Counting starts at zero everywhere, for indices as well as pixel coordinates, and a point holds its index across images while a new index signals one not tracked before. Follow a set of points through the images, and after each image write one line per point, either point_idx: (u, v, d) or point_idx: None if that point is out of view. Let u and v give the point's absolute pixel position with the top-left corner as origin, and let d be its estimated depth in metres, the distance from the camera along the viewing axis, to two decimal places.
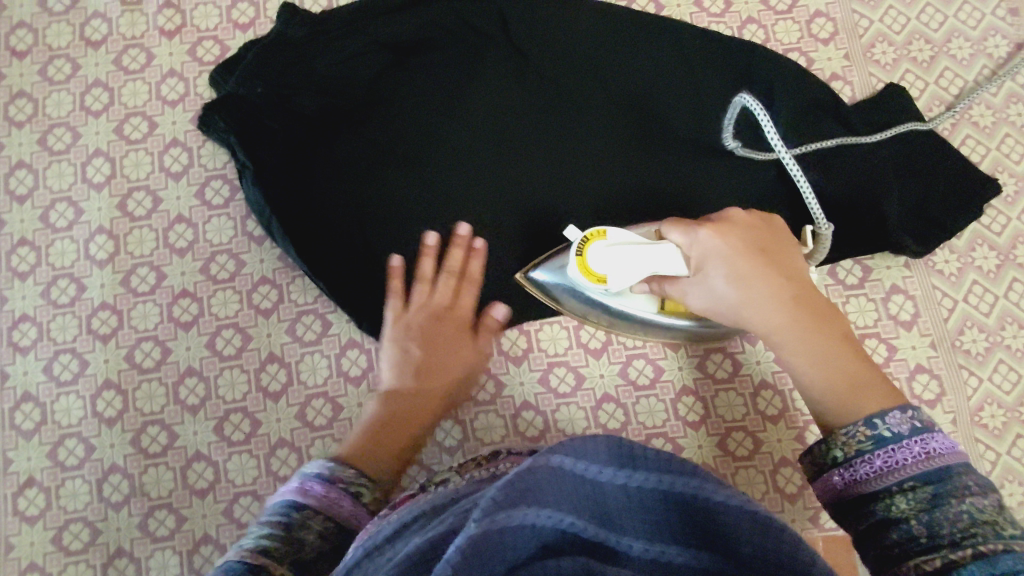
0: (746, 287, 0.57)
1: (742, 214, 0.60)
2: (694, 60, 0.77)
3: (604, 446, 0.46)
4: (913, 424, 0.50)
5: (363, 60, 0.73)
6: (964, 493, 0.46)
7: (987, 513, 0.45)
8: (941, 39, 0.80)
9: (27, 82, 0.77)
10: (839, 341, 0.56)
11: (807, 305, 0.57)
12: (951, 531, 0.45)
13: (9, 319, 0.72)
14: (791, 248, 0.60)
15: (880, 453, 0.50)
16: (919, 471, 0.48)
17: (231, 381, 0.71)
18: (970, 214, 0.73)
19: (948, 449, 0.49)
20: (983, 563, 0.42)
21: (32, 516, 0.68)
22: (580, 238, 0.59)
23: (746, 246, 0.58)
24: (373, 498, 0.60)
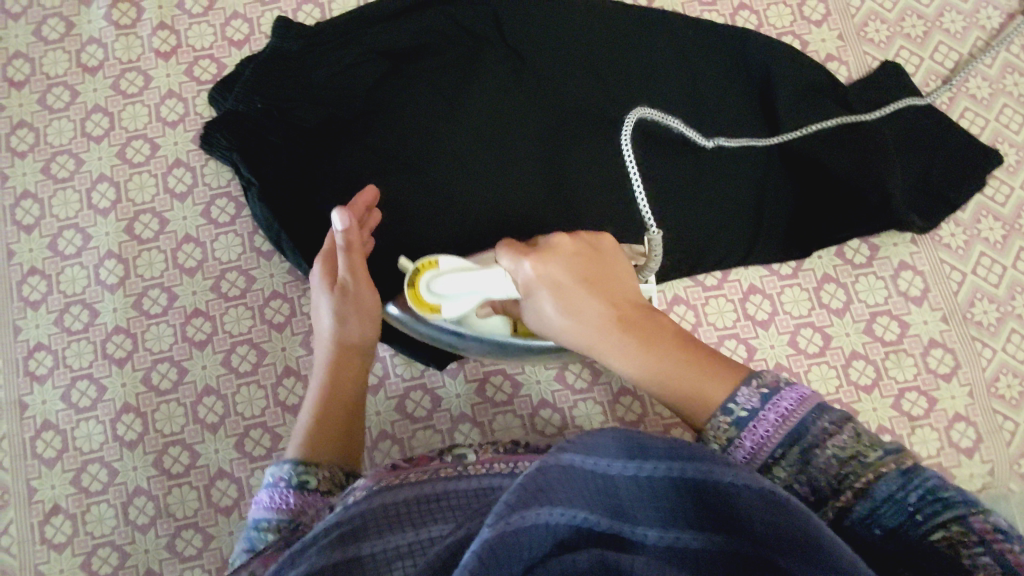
0: (572, 308, 0.56)
1: (565, 242, 0.59)
2: (690, 50, 0.77)
3: (612, 439, 0.46)
4: (762, 392, 0.47)
5: (360, 68, 0.73)
6: (826, 440, 0.45)
7: (849, 448, 0.44)
8: (933, 14, 0.81)
9: (27, 112, 0.77)
10: (674, 343, 0.54)
11: (635, 316, 0.56)
12: (829, 480, 0.44)
13: (25, 349, 0.72)
14: (618, 266, 0.59)
15: (745, 434, 0.47)
16: (783, 437, 0.46)
17: (249, 397, 0.71)
18: (972, 186, 0.73)
19: (801, 399, 0.46)
20: (865, 501, 0.42)
21: (61, 544, 0.68)
22: (412, 268, 0.60)
23: (570, 278, 0.57)
24: (323, 476, 0.57)
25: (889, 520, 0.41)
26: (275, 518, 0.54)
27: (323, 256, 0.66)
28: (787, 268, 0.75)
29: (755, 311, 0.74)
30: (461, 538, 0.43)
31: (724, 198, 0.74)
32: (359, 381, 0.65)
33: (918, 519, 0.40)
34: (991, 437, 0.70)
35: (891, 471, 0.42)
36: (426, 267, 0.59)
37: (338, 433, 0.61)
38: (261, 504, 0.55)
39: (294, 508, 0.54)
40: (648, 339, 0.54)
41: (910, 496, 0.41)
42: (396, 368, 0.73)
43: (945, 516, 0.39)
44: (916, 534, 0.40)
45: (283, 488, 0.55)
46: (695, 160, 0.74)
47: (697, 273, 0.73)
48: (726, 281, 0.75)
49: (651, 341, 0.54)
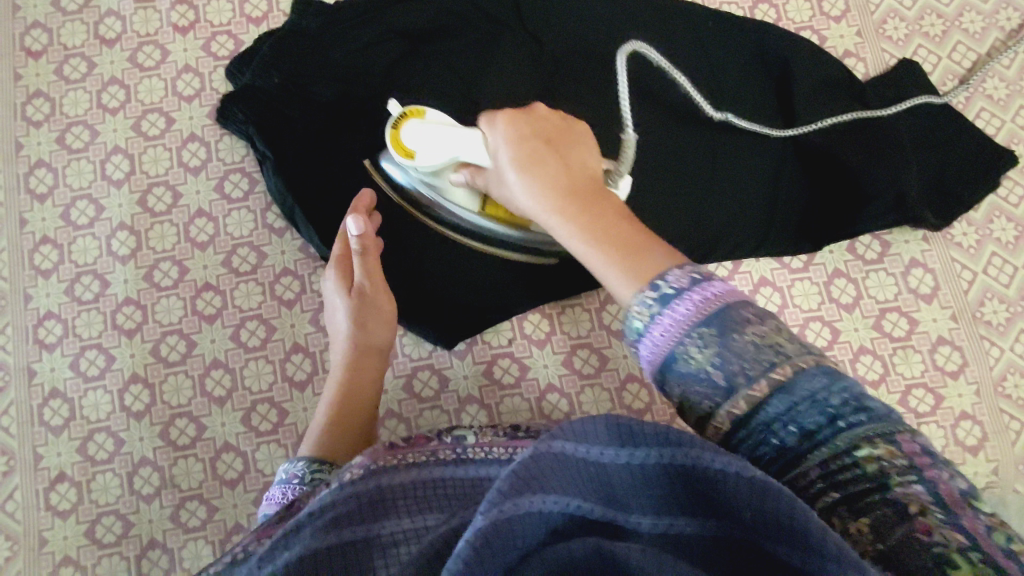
0: (531, 166, 0.55)
1: (542, 114, 0.60)
2: (708, 41, 0.77)
3: (604, 423, 0.41)
4: (693, 276, 0.43)
5: (378, 48, 0.73)
6: (745, 327, 0.41)
7: (769, 338, 0.41)
8: (953, 13, 0.80)
9: (43, 82, 0.78)
10: (617, 216, 0.51)
11: (587, 185, 0.54)
12: (744, 368, 0.40)
13: (35, 317, 0.72)
14: (585, 145, 0.59)
15: (666, 313, 0.42)
16: (704, 319, 0.41)
17: (257, 372, 0.71)
18: (985, 186, 0.73)
19: (730, 290, 0.42)
20: (781, 396, 0.39)
21: (65, 511, 0.68)
22: (399, 112, 0.65)
23: (535, 144, 0.57)
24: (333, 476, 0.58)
25: (806, 424, 0.38)
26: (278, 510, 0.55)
27: (337, 262, 0.68)
28: (797, 261, 0.75)
29: (765, 304, 0.74)
30: (457, 525, 0.43)
31: (737, 190, 0.74)
32: (378, 381, 0.67)
33: (839, 427, 0.38)
34: (997, 436, 0.70)
35: (812, 367, 0.40)
36: (411, 114, 0.64)
37: (356, 433, 0.63)
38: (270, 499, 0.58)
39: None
40: (594, 207, 0.52)
41: (833, 399, 0.39)
42: (405, 348, 0.73)
43: (871, 432, 0.38)
44: (838, 445, 0.38)
45: (294, 484, 0.57)
46: (710, 150, 0.74)
47: (708, 263, 0.74)
48: (737, 272, 0.75)
49: (597, 210, 0.52)
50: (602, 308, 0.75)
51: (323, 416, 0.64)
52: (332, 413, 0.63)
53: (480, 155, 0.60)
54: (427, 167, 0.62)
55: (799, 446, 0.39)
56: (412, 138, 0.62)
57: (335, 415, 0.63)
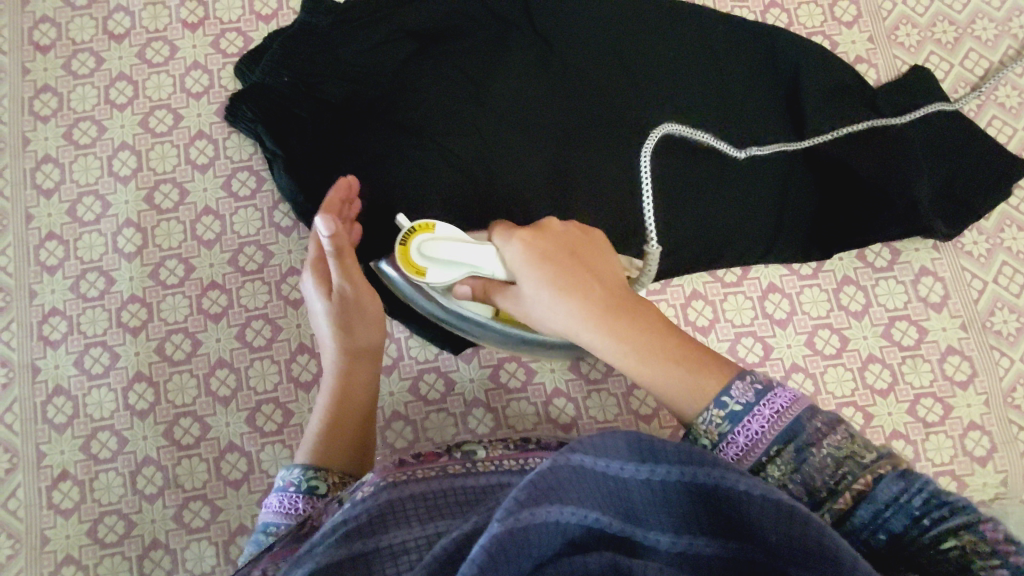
0: (563, 285, 0.52)
1: (559, 225, 0.57)
2: (720, 45, 0.77)
3: (625, 440, 0.42)
4: (756, 387, 0.45)
5: (388, 48, 0.73)
6: (819, 439, 0.43)
7: (846, 448, 0.42)
8: (965, 20, 0.80)
9: (51, 76, 0.77)
10: (661, 327, 0.51)
11: (621, 301, 0.53)
12: (824, 480, 0.42)
13: (39, 313, 0.72)
14: (607, 256, 0.57)
15: (738, 429, 0.45)
16: (776, 434, 0.44)
17: (262, 372, 0.71)
18: (996, 194, 0.73)
19: (794, 398, 0.44)
20: (867, 505, 0.40)
21: (68, 509, 0.68)
22: (407, 226, 0.58)
23: (557, 255, 0.54)
24: (331, 483, 0.58)
25: (893, 527, 0.39)
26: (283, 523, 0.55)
27: (314, 266, 0.65)
28: (806, 268, 0.75)
29: (773, 310, 0.73)
30: (468, 532, 0.42)
31: (747, 195, 0.73)
32: (373, 382, 0.65)
33: (924, 526, 0.38)
34: (1006, 447, 0.70)
35: (890, 471, 0.40)
36: (421, 229, 0.58)
37: (354, 440, 0.61)
38: (270, 508, 0.56)
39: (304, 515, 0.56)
40: (638, 323, 0.51)
41: (914, 500, 0.39)
42: (411, 350, 0.73)
43: (954, 524, 0.37)
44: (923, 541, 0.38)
45: (293, 493, 0.56)
46: (722, 155, 0.74)
47: (716, 268, 0.73)
48: (745, 278, 0.74)
49: (641, 324, 0.51)
50: None
51: (317, 423, 0.62)
52: (325, 420, 0.62)
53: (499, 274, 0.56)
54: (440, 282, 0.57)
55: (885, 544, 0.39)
56: (423, 257, 0.56)
57: (329, 422, 0.62)
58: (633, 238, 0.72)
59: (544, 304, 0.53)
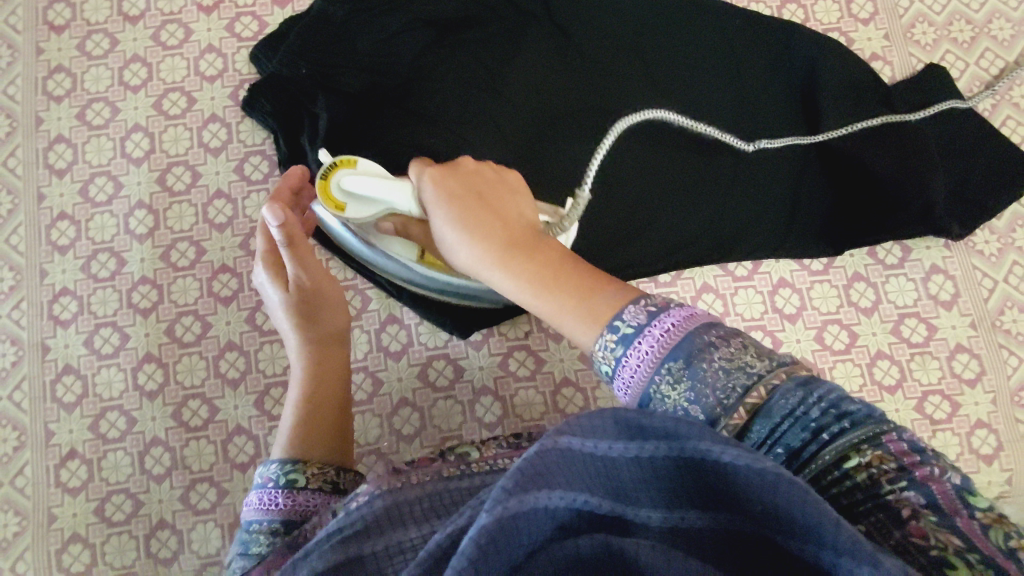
0: (462, 218, 0.55)
1: (469, 164, 0.59)
2: (736, 40, 0.76)
3: (612, 417, 0.40)
4: (648, 309, 0.44)
5: (405, 37, 0.73)
6: (711, 352, 0.42)
7: (737, 359, 0.41)
8: (982, 19, 0.80)
9: (66, 57, 0.77)
10: (561, 260, 0.51)
11: (519, 235, 0.53)
12: (718, 394, 0.41)
13: (50, 292, 0.72)
14: (518, 194, 0.58)
15: (631, 352, 0.43)
16: (672, 353, 0.42)
17: (271, 356, 0.71)
18: (1010, 193, 0.73)
19: (690, 315, 0.43)
20: (763, 419, 0.40)
21: (75, 488, 0.68)
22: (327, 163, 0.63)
23: (462, 191, 0.57)
24: (313, 474, 0.55)
25: (792, 442, 0.39)
26: (268, 520, 0.52)
27: (266, 259, 0.66)
28: (817, 264, 0.74)
29: (783, 305, 0.73)
30: (463, 524, 0.40)
31: (761, 190, 0.73)
32: (345, 365, 0.65)
33: (825, 439, 0.39)
34: (1012, 445, 0.70)
35: (786, 382, 0.40)
36: (342, 164, 0.62)
37: (331, 423, 0.59)
38: (253, 506, 0.53)
39: (286, 509, 0.52)
40: (534, 256, 0.51)
41: (812, 412, 0.39)
42: (420, 337, 0.73)
43: (857, 439, 0.38)
44: (825, 459, 0.38)
45: (272, 489, 0.53)
46: (735, 152, 0.74)
47: (727, 262, 0.73)
48: (756, 272, 0.74)
49: (538, 257, 0.51)
50: None
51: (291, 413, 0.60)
52: (299, 407, 0.60)
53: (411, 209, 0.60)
54: (361, 218, 0.62)
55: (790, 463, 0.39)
56: (341, 192, 0.61)
57: (305, 409, 0.60)
58: (644, 230, 0.72)
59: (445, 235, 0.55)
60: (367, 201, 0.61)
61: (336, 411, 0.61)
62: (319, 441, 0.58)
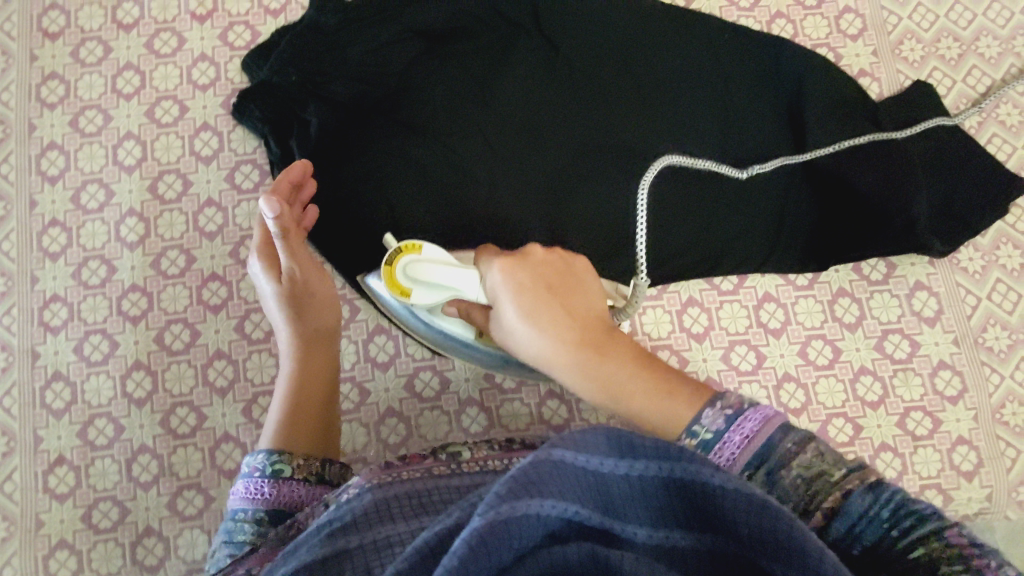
0: (537, 317, 0.55)
1: (541, 252, 0.59)
2: (725, 54, 0.77)
3: (604, 434, 0.41)
4: (726, 414, 0.47)
5: (397, 48, 0.74)
6: (788, 459, 0.44)
7: (812, 465, 0.44)
8: (969, 37, 0.80)
9: (59, 64, 0.78)
10: (637, 357, 0.55)
11: (591, 333, 0.55)
12: (798, 499, 0.43)
13: (40, 299, 0.73)
14: (586, 285, 0.59)
15: (712, 455, 0.46)
16: (750, 458, 0.45)
17: (260, 364, 0.72)
18: (993, 211, 0.74)
19: (766, 419, 0.46)
20: (841, 519, 0.40)
21: (63, 494, 0.69)
22: (394, 248, 0.60)
23: (534, 282, 0.56)
24: (298, 465, 0.57)
25: (868, 538, 0.40)
26: (253, 509, 0.54)
27: (261, 251, 0.67)
28: (803, 279, 0.75)
29: (768, 319, 0.74)
30: (451, 525, 0.41)
31: (748, 204, 0.74)
32: (333, 364, 0.66)
33: (896, 535, 0.39)
34: (992, 462, 0.71)
35: (859, 488, 0.41)
36: (406, 249, 0.59)
37: (317, 420, 0.61)
38: (238, 495, 0.55)
39: (272, 500, 0.54)
40: (607, 355, 0.54)
41: (883, 511, 0.40)
42: (408, 348, 0.73)
43: (925, 531, 0.38)
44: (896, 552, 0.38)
45: (259, 479, 0.55)
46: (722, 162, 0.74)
47: (713, 276, 0.74)
48: (741, 287, 0.75)
49: (616, 356, 0.54)
50: None
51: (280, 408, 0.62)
52: (286, 403, 0.62)
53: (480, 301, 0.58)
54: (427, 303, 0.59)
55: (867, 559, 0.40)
56: (407, 276, 0.58)
57: (291, 407, 0.61)
58: (631, 243, 0.73)
59: (520, 335, 0.56)
60: (436, 286, 0.58)
61: (323, 409, 0.63)
62: (303, 438, 0.59)
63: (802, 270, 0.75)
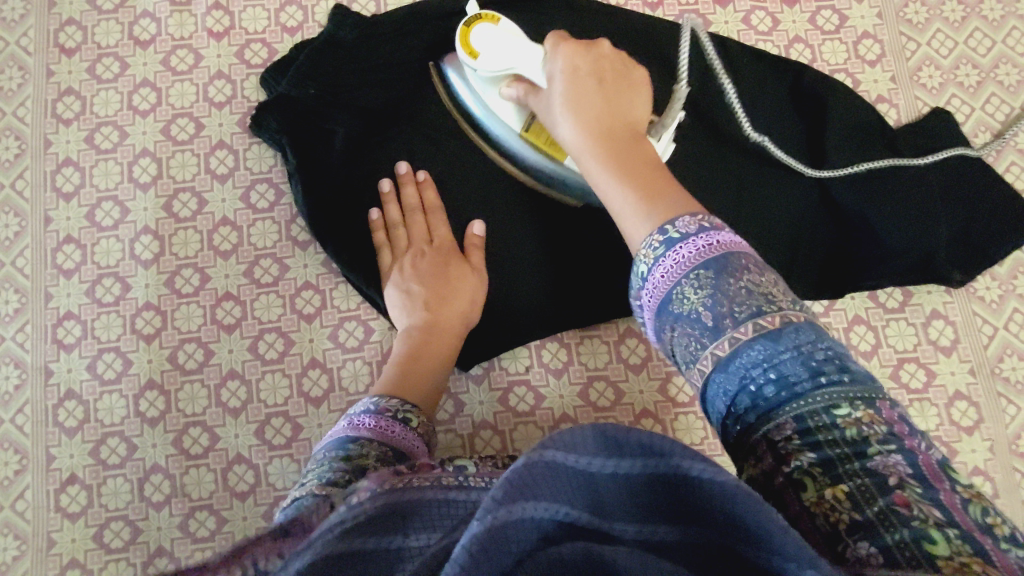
0: (580, 100, 0.59)
1: (609, 50, 0.62)
2: (745, 76, 0.77)
3: (592, 432, 0.40)
4: (701, 224, 0.48)
5: (418, 67, 0.74)
6: (742, 274, 0.46)
7: (765, 288, 0.45)
8: (988, 64, 0.80)
9: (75, 80, 0.77)
10: (643, 162, 0.56)
11: (625, 127, 0.59)
12: (733, 308, 0.44)
13: (54, 316, 0.72)
14: (639, 94, 0.62)
15: (670, 254, 0.47)
16: (705, 262, 0.46)
17: (273, 385, 0.71)
18: (1013, 241, 0.73)
19: (735, 243, 0.47)
20: (768, 341, 0.43)
21: (74, 513, 0.68)
22: (473, 13, 0.63)
23: (589, 74, 0.60)
24: (421, 420, 0.61)
25: (788, 372, 0.43)
26: (374, 439, 0.55)
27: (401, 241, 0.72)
28: (819, 306, 0.74)
29: None
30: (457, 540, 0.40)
31: (764, 227, 0.74)
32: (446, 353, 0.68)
33: (821, 382, 0.42)
34: (1008, 493, 0.70)
35: (805, 324, 0.44)
36: (486, 17, 0.63)
37: (418, 381, 0.65)
38: (362, 424, 0.57)
39: (392, 437, 0.56)
40: (624, 144, 0.57)
41: (817, 354, 0.43)
42: None
43: (853, 397, 0.42)
44: (816, 402, 0.42)
45: (386, 417, 0.58)
46: (739, 183, 0.75)
47: None
48: None
49: (622, 150, 0.57)
50: (620, 341, 0.75)
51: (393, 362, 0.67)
52: (404, 358, 0.66)
53: (539, 76, 0.61)
54: (489, 71, 0.63)
55: (779, 395, 0.43)
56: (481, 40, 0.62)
57: (400, 369, 0.66)
58: None
59: (560, 116, 0.59)
60: (505, 51, 0.62)
61: (430, 382, 0.66)
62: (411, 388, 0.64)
63: (817, 293, 0.74)
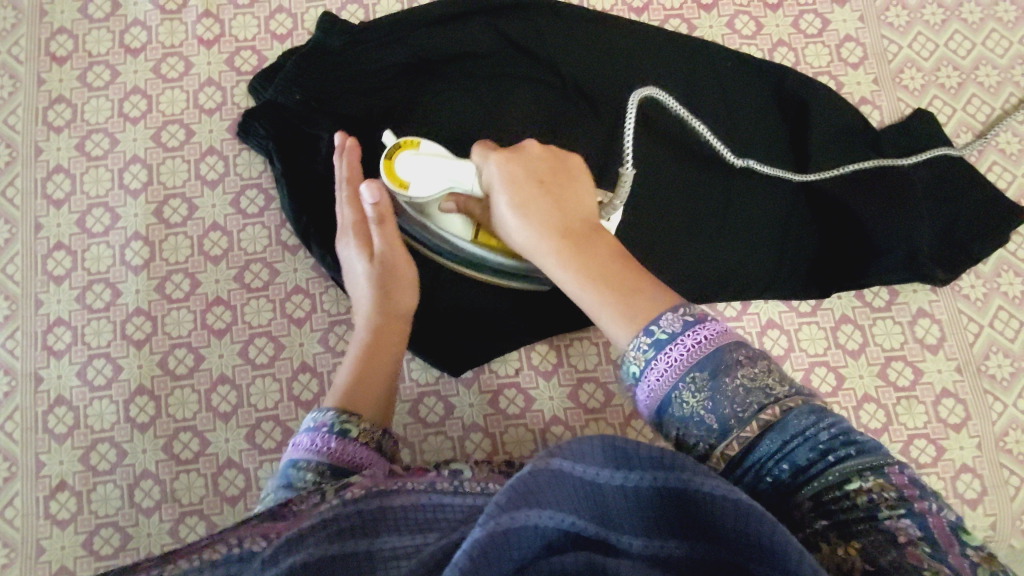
0: (528, 203, 0.57)
1: (537, 147, 0.61)
2: (727, 79, 0.78)
3: (601, 443, 0.40)
4: (685, 319, 0.46)
5: (405, 72, 0.75)
6: (737, 370, 0.44)
7: (760, 379, 0.44)
8: (969, 66, 0.81)
9: (66, 87, 0.78)
10: (608, 255, 0.54)
11: (579, 221, 0.57)
12: (734, 408, 0.43)
13: (44, 323, 0.73)
14: (580, 185, 0.60)
15: (660, 357, 0.45)
16: (697, 361, 0.44)
17: (264, 389, 0.72)
18: (995, 239, 0.74)
19: (722, 332, 0.45)
20: (775, 434, 0.42)
21: (64, 520, 0.68)
22: (391, 144, 0.66)
23: (527, 174, 0.59)
24: (364, 428, 0.56)
25: (799, 459, 0.41)
26: (316, 460, 0.52)
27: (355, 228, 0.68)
28: (806, 305, 0.75)
29: (772, 346, 0.74)
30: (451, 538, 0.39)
31: (751, 229, 0.75)
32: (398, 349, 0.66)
33: (831, 461, 0.41)
34: (996, 490, 0.71)
35: (803, 407, 0.42)
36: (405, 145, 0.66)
37: (375, 386, 0.61)
38: (301, 446, 0.54)
39: (334, 455, 0.53)
40: (584, 243, 0.55)
41: (822, 434, 0.41)
42: (412, 373, 0.73)
43: (863, 466, 0.40)
44: (830, 479, 0.40)
45: (325, 433, 0.54)
46: (725, 185, 0.75)
47: (719, 301, 0.73)
48: (745, 313, 0.74)
49: (585, 249, 0.54)
50: (609, 342, 0.75)
51: (347, 370, 0.63)
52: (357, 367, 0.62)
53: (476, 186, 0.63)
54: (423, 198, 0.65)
55: (793, 481, 0.42)
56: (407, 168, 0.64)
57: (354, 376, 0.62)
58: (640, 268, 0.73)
59: (515, 222, 0.57)
60: (433, 173, 0.64)
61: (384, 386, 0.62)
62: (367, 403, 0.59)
63: (806, 293, 0.74)
